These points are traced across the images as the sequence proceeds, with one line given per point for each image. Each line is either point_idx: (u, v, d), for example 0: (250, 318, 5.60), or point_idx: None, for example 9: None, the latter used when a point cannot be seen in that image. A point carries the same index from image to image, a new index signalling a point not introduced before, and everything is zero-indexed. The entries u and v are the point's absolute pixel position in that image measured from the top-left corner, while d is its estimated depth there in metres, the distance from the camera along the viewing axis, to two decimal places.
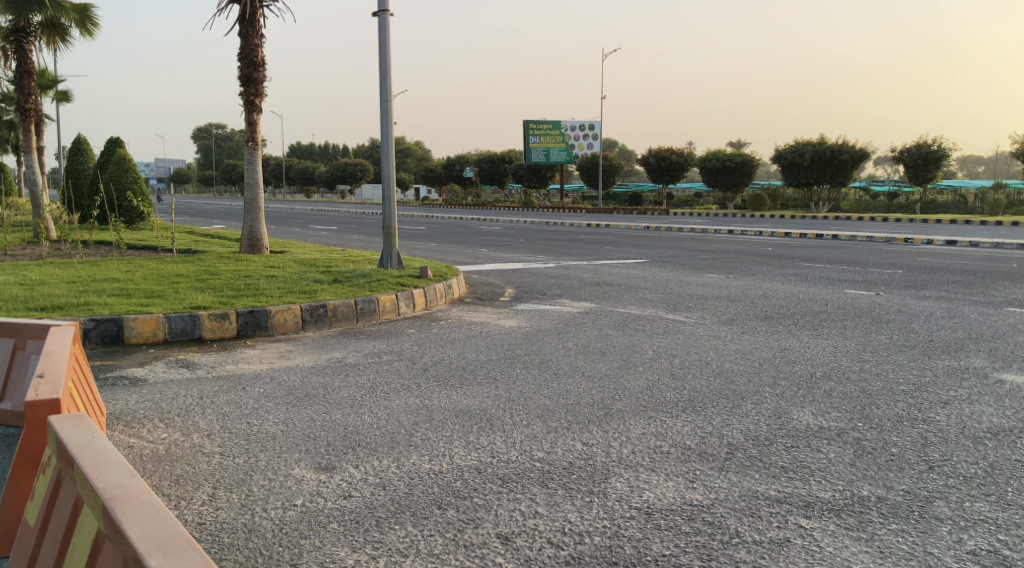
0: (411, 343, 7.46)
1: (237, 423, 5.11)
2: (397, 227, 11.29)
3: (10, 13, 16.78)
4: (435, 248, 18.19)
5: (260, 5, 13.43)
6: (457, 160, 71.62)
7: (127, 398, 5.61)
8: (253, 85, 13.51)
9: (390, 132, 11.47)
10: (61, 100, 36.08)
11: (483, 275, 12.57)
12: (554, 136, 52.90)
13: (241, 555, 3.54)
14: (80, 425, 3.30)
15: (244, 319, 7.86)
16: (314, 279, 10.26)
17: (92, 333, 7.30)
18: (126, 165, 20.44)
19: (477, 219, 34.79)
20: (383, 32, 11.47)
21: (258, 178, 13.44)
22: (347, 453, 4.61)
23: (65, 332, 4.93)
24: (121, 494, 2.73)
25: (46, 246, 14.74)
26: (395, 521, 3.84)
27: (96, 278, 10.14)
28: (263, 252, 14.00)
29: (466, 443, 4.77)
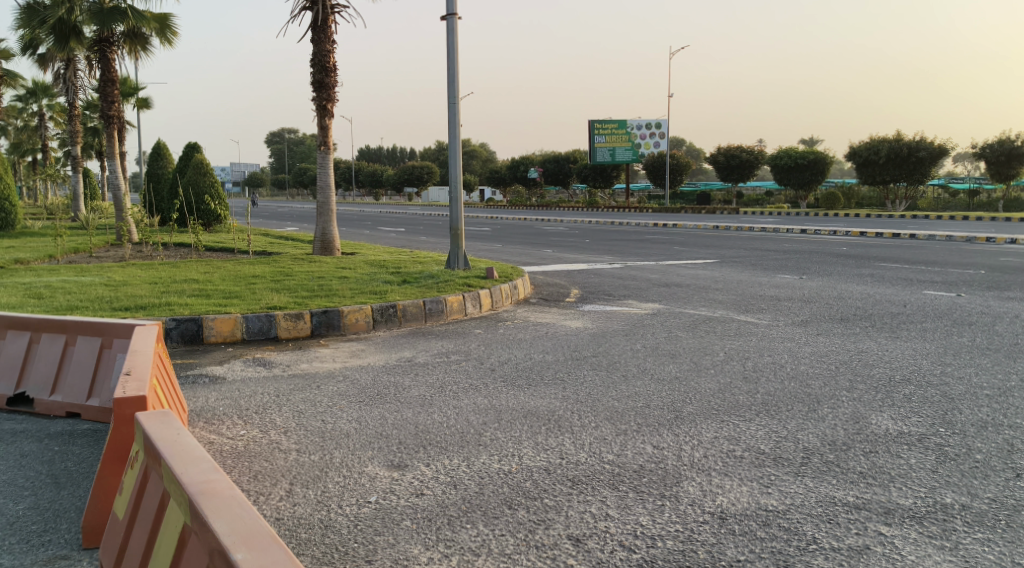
0: (479, 343, 7.51)
1: (312, 421, 5.22)
2: (464, 229, 11.37)
3: (94, 23, 17.45)
4: (502, 249, 18.26)
5: (332, 11, 13.68)
6: (522, 161, 71.83)
7: (206, 395, 5.78)
8: (325, 90, 13.78)
9: (458, 135, 11.55)
10: (140, 107, 37.24)
11: (550, 276, 12.65)
12: (620, 135, 52.56)
13: (318, 551, 3.61)
14: (165, 421, 3.41)
15: (318, 319, 8.02)
16: (384, 280, 10.46)
17: (173, 332, 7.53)
18: (204, 169, 21.00)
19: (543, 220, 34.78)
20: (451, 35, 11.58)
21: (330, 181, 13.71)
22: (418, 452, 4.67)
23: (149, 332, 5.10)
24: (206, 488, 2.82)
25: (129, 248, 15.33)
26: (466, 520, 3.87)
27: (177, 279, 10.47)
28: (335, 253, 14.28)
29: (536, 444, 4.78)
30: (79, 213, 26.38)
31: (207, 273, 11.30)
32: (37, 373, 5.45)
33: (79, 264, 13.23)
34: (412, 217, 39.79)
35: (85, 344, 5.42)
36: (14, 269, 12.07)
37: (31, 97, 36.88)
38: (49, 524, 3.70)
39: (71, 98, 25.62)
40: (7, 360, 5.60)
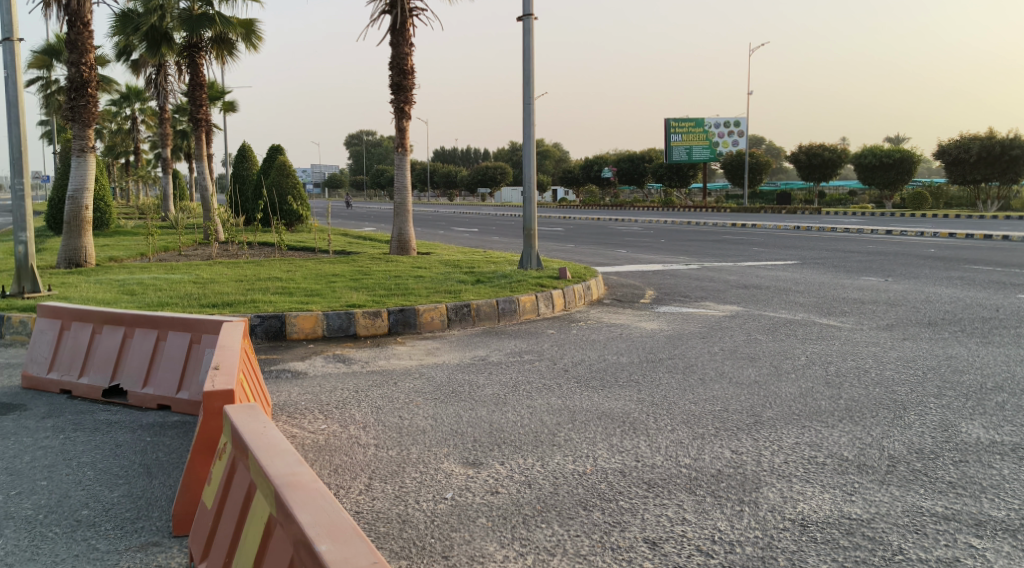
0: (552, 343, 7.52)
1: (389, 417, 5.31)
2: (538, 229, 11.37)
3: (183, 30, 18.16)
4: (577, 249, 18.22)
5: (410, 15, 13.86)
6: (596, 161, 71.53)
7: (289, 390, 5.93)
8: (403, 93, 13.98)
9: (532, 136, 11.57)
10: (226, 111, 38.34)
11: (625, 276, 12.55)
12: (697, 134, 51.84)
13: (396, 545, 3.67)
14: (252, 415, 3.51)
15: (395, 317, 8.15)
16: (458, 279, 10.53)
17: (258, 328, 7.75)
18: (287, 171, 21.53)
19: (618, 220, 34.55)
20: (527, 36, 11.62)
21: (407, 182, 13.88)
22: (493, 450, 4.70)
23: (235, 328, 5.26)
24: (292, 481, 2.89)
25: (215, 247, 15.80)
26: (542, 519, 3.88)
27: (260, 278, 10.75)
28: (411, 253, 14.47)
29: (610, 446, 4.76)
30: (168, 213, 27.31)
31: (289, 271, 11.57)
32: (131, 366, 5.68)
33: (169, 262, 13.70)
34: (487, 217, 40.01)
35: (176, 338, 5.63)
36: (109, 267, 12.57)
37: (124, 101, 38.34)
38: (141, 512, 3.85)
39: (161, 102, 26.59)
40: (103, 354, 5.83)
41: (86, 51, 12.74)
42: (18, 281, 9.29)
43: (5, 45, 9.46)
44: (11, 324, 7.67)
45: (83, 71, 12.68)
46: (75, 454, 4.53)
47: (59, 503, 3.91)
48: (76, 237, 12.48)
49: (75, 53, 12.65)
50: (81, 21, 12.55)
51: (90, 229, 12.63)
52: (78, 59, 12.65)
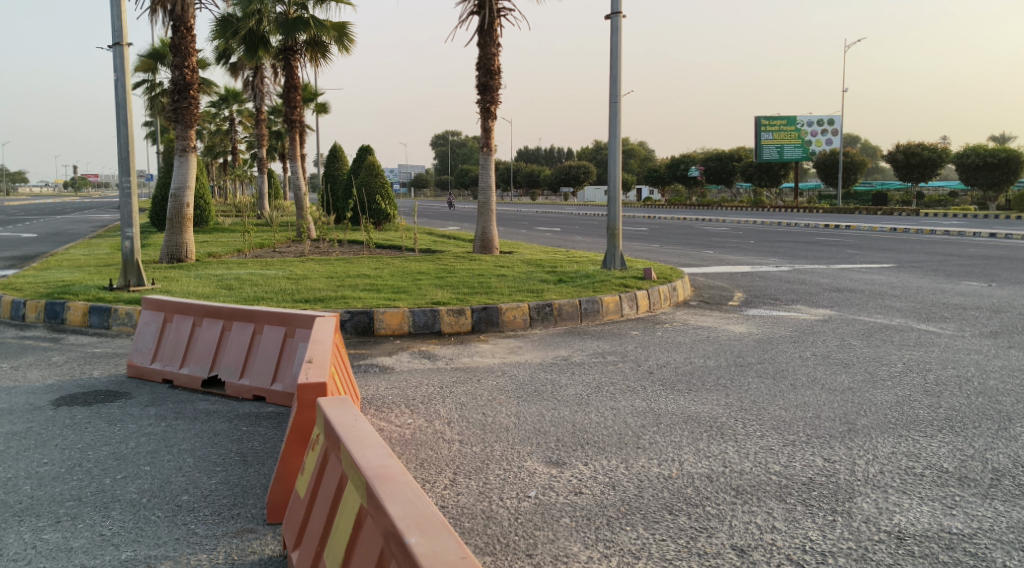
0: (636, 345, 7.45)
1: (473, 414, 5.36)
2: (622, 228, 11.28)
3: (279, 34, 18.77)
4: (662, 250, 17.99)
5: (498, 15, 13.94)
6: (682, 160, 70.48)
7: (377, 384, 6.07)
8: (489, 93, 14.07)
9: (618, 135, 11.50)
10: (318, 112, 39.25)
11: (711, 278, 12.35)
12: (789, 132, 50.51)
13: (481, 540, 3.70)
14: (345, 407, 3.58)
15: (479, 314, 8.22)
16: (541, 279, 10.52)
17: (347, 323, 7.93)
18: (376, 170, 21.94)
19: (705, 220, 33.94)
20: (615, 34, 11.55)
21: (491, 181, 13.94)
22: (576, 450, 4.69)
23: (327, 322, 5.40)
24: (382, 473, 2.95)
25: (307, 244, 16.34)
26: (626, 522, 3.86)
27: (350, 274, 10.98)
28: (494, 252, 14.53)
29: (697, 450, 4.69)
30: (262, 211, 28.13)
31: (377, 268, 11.80)
32: (228, 358, 5.88)
33: (264, 259, 14.05)
34: (572, 217, 39.89)
35: (271, 332, 5.81)
36: (208, 262, 13.02)
37: (223, 103, 39.68)
38: (238, 498, 3.99)
39: (258, 104, 27.40)
40: (202, 346, 6.06)
41: (189, 55, 13.26)
42: (124, 275, 9.71)
43: (115, 49, 9.92)
44: (118, 316, 8.04)
45: (186, 74, 13.20)
46: (175, 441, 4.73)
47: (161, 488, 4.08)
48: (177, 234, 12.98)
49: (179, 56, 13.17)
50: (184, 26, 13.07)
51: (190, 227, 13.12)
52: (181, 62, 13.17)
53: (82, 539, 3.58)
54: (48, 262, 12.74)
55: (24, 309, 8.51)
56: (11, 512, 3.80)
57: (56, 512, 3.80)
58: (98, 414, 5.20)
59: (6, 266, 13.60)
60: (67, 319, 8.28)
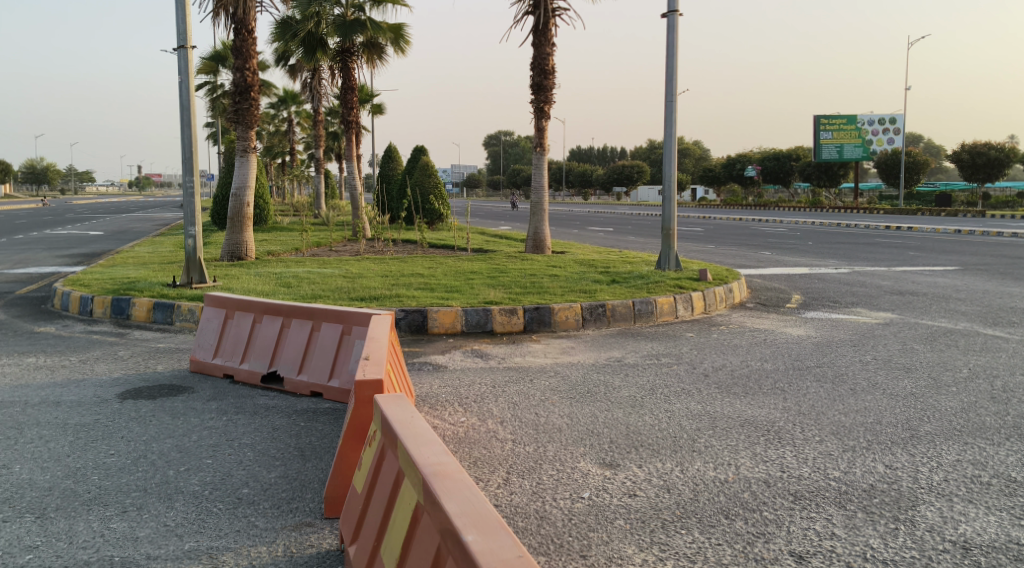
0: (691, 347, 7.38)
1: (526, 413, 5.37)
2: (677, 229, 11.17)
3: (337, 36, 19.03)
4: (718, 251, 17.78)
5: (553, 15, 13.93)
6: (737, 160, 69.55)
7: (431, 382, 6.11)
8: (543, 93, 14.07)
9: (673, 135, 11.39)
10: (373, 113, 39.64)
11: (768, 279, 12.18)
12: (849, 131, 49.44)
13: (534, 540, 3.70)
14: (401, 405, 3.62)
15: (531, 315, 8.23)
16: (594, 279, 10.50)
17: (401, 321, 8.02)
18: (430, 170, 22.10)
19: (761, 220, 33.47)
20: (671, 33, 11.46)
21: (543, 181, 13.93)
22: (630, 452, 4.67)
23: (383, 320, 5.46)
24: (439, 471, 2.97)
25: (363, 243, 16.47)
26: (681, 525, 3.82)
27: (404, 273, 11.07)
28: (546, 252, 14.52)
29: (754, 454, 4.63)
30: (318, 211, 28.52)
31: (430, 268, 11.88)
32: (287, 354, 5.98)
33: (321, 258, 14.25)
34: (626, 217, 39.59)
35: (328, 330, 5.89)
36: (267, 260, 13.24)
37: (281, 104, 40.34)
38: (296, 493, 4.06)
39: (315, 105, 27.81)
40: (262, 342, 6.17)
41: (250, 57, 13.51)
42: (187, 272, 9.94)
43: (180, 52, 10.16)
44: (180, 313, 8.25)
45: (247, 76, 13.44)
46: (236, 435, 4.82)
47: (223, 481, 4.17)
48: (237, 233, 13.24)
49: (240, 59, 13.43)
50: (246, 28, 13.33)
51: (250, 225, 13.37)
52: (242, 64, 13.42)
53: (148, 529, 3.68)
54: (114, 259, 13.10)
55: (92, 305, 8.77)
56: (80, 501, 3.91)
57: (122, 502, 3.91)
58: (162, 408, 5.33)
59: (74, 263, 14.01)
60: (133, 314, 8.51)
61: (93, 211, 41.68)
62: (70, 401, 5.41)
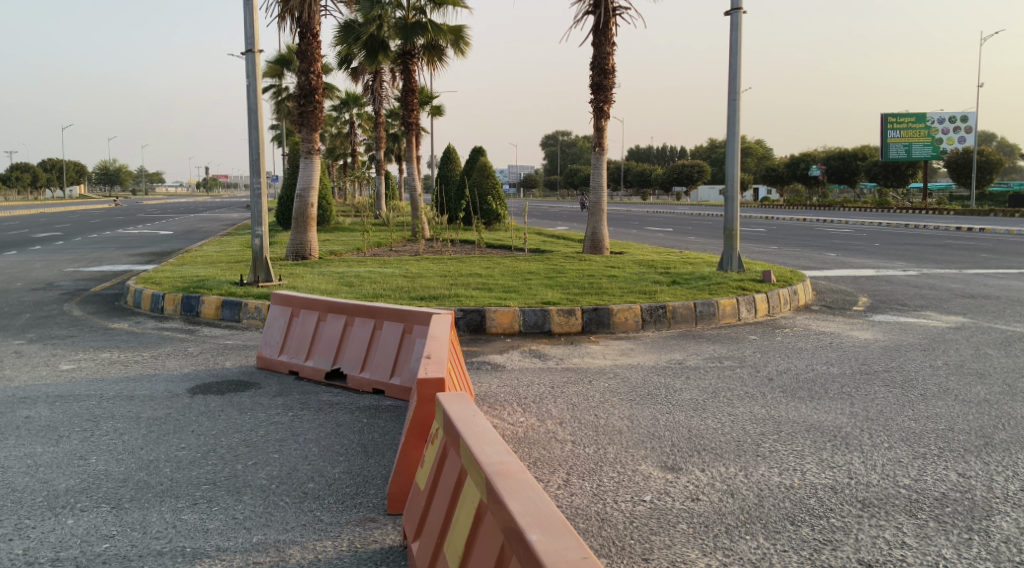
0: (753, 350, 7.28)
1: (586, 415, 5.35)
2: (739, 229, 11.01)
3: (399, 38, 19.23)
4: (781, 252, 17.48)
5: (614, 14, 13.86)
6: (801, 159, 68.28)
7: (490, 382, 6.13)
8: (603, 92, 14.01)
9: (736, 135, 11.23)
10: (433, 115, 39.93)
11: (833, 282, 11.93)
12: (918, 129, 48.07)
13: (596, 542, 3.69)
14: (463, 403, 3.64)
15: (589, 315, 8.20)
16: (654, 280, 10.42)
17: (460, 321, 8.08)
18: (488, 171, 22.19)
19: (826, 221, 32.81)
20: (734, 31, 11.31)
21: (602, 181, 13.87)
22: (693, 456, 4.62)
23: (443, 320, 5.50)
24: (502, 470, 2.98)
25: (422, 243, 16.62)
26: (746, 530, 3.77)
27: (462, 273, 11.13)
28: (604, 252, 14.45)
29: (820, 460, 4.54)
30: (378, 212, 28.86)
31: (489, 268, 11.92)
32: (351, 352, 6.06)
33: (381, 259, 14.41)
34: (685, 217, 39.16)
35: (390, 328, 5.96)
36: (330, 260, 13.45)
37: (343, 106, 40.92)
38: (359, 488, 4.12)
39: (376, 107, 28.15)
40: (326, 340, 6.27)
41: (314, 60, 13.74)
42: (253, 271, 10.16)
43: (248, 56, 10.38)
44: (248, 310, 8.44)
45: (312, 79, 13.70)
46: (302, 431, 4.91)
47: (289, 475, 4.25)
48: (301, 233, 13.48)
49: (305, 62, 13.68)
50: (311, 32, 13.55)
51: (314, 226, 13.59)
52: (307, 68, 13.68)
53: (217, 521, 3.77)
54: (183, 258, 13.44)
55: (163, 302, 9.03)
56: (153, 493, 4.03)
57: (193, 495, 4.02)
58: (230, 403, 5.46)
59: (146, 261, 14.42)
60: (202, 312, 8.73)
61: (164, 211, 42.90)
62: (143, 395, 5.57)
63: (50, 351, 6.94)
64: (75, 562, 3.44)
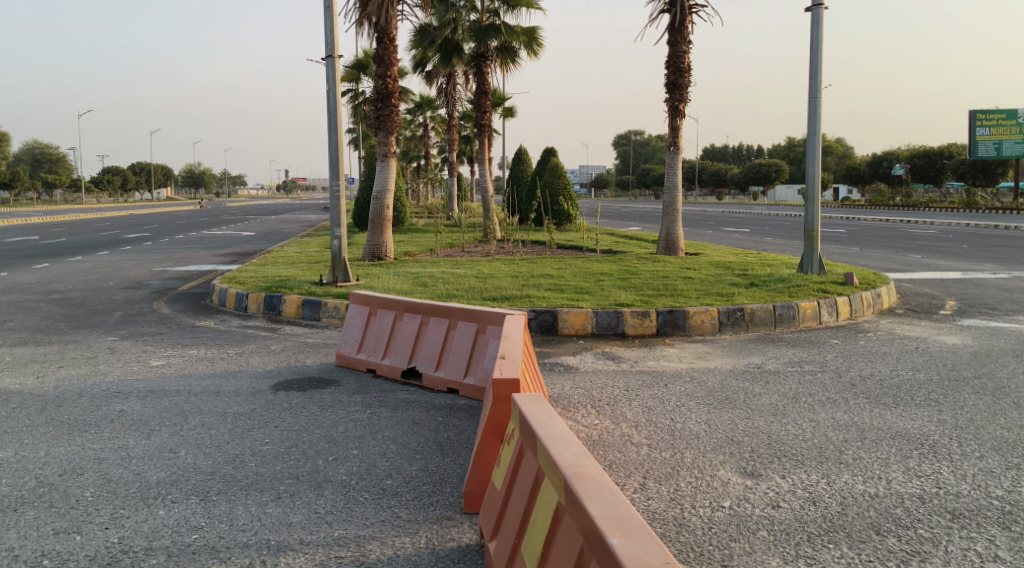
0: (835, 354, 7.10)
1: (662, 418, 5.30)
2: (820, 230, 10.73)
3: (473, 41, 19.38)
4: (862, 254, 17.02)
5: (690, 12, 13.71)
6: (883, 158, 66.35)
7: (564, 383, 6.13)
8: (679, 91, 13.86)
9: (816, 133, 10.98)
10: (506, 116, 40.11)
11: (918, 285, 11.56)
12: (1009, 127, 46.10)
13: (674, 547, 3.65)
14: (539, 404, 3.65)
15: (664, 318, 8.12)
16: (730, 282, 10.25)
17: (533, 322, 8.10)
18: (560, 172, 22.18)
19: (910, 221, 31.78)
20: (815, 27, 11.06)
21: (677, 182, 13.71)
22: (773, 462, 4.54)
23: (517, 320, 5.52)
24: (580, 472, 2.98)
25: (493, 244, 16.87)
26: (829, 539, 3.69)
27: (535, 274, 11.14)
28: (679, 253, 14.28)
29: (906, 469, 4.41)
30: (452, 213, 29.13)
31: (561, 269, 11.91)
32: (426, 351, 6.14)
33: (454, 259, 14.51)
34: (763, 218, 38.42)
35: (465, 328, 6.03)
36: (406, 261, 13.64)
37: (418, 110, 41.42)
38: (436, 486, 4.16)
39: (450, 110, 28.42)
40: (402, 339, 6.36)
41: (391, 64, 13.94)
42: (332, 271, 10.35)
43: (328, 61, 10.60)
44: (327, 309, 8.62)
45: (388, 83, 13.91)
46: (380, 428, 5.00)
47: (368, 471, 4.33)
48: (378, 234, 13.68)
49: (382, 67, 13.89)
50: (388, 37, 13.76)
51: (389, 227, 13.79)
52: (384, 72, 13.90)
53: (300, 515, 3.86)
54: (265, 259, 13.80)
55: (246, 301, 9.28)
56: (239, 486, 4.15)
57: (277, 488, 4.12)
58: (311, 400, 5.58)
59: (230, 261, 14.84)
60: (284, 310, 8.95)
61: (245, 213, 44.20)
62: (228, 391, 5.74)
63: (141, 347, 7.20)
64: (167, 551, 3.56)
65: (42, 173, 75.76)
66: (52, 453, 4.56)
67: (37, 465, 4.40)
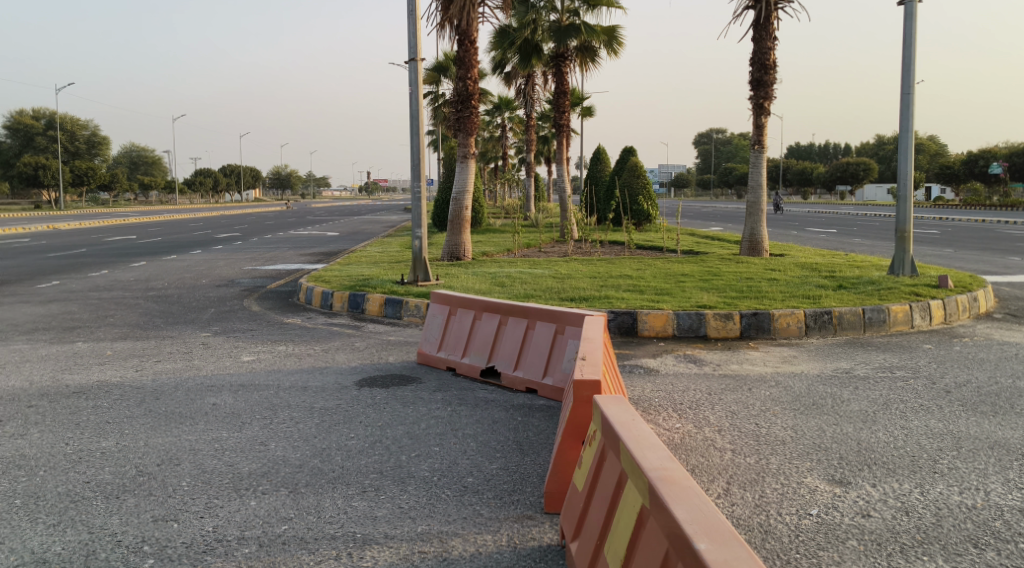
0: (928, 360, 6.85)
1: (746, 423, 5.20)
2: (913, 231, 10.35)
3: (553, 41, 19.38)
4: (956, 256, 16.36)
5: (775, 8, 13.43)
6: (979, 156, 63.69)
7: (644, 386, 6.08)
8: (763, 88, 13.58)
9: (908, 130, 10.63)
10: (585, 116, 39.97)
11: (1017, 288, 11.05)
12: None
13: (761, 554, 3.59)
14: (621, 405, 3.63)
15: (748, 320, 7.97)
16: (817, 284, 10.00)
17: (612, 323, 8.06)
18: (640, 172, 21.98)
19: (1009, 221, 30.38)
20: (908, 21, 10.70)
21: (761, 181, 13.44)
22: (863, 470, 4.41)
23: (596, 321, 5.50)
24: (665, 475, 2.95)
25: (571, 244, 16.90)
26: (923, 551, 3.56)
27: (614, 275, 11.07)
28: (763, 254, 13.99)
29: (1006, 480, 4.23)
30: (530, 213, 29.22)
31: (640, 270, 11.81)
32: (504, 351, 6.17)
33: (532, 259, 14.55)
34: (851, 217, 37.28)
35: (543, 328, 6.04)
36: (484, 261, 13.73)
37: (496, 111, 41.58)
38: (516, 486, 4.18)
39: (529, 111, 28.45)
40: (482, 338, 6.42)
41: (472, 66, 14.05)
42: (414, 271, 10.48)
43: (411, 65, 10.76)
44: (409, 308, 8.74)
45: (469, 85, 14.03)
46: (461, 425, 5.05)
47: (450, 468, 4.38)
48: (457, 234, 13.79)
49: (463, 69, 14.02)
50: (469, 39, 13.86)
51: (468, 228, 13.90)
52: (464, 74, 14.01)
53: (385, 510, 3.93)
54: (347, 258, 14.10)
55: (331, 300, 9.49)
56: (326, 479, 4.25)
57: (362, 483, 4.20)
58: (394, 397, 5.67)
59: (315, 261, 15.19)
60: (367, 309, 9.12)
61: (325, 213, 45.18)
62: (315, 387, 5.88)
63: (232, 343, 7.43)
64: (259, 541, 3.67)
65: (137, 176, 78.87)
66: (150, 444, 4.75)
67: (137, 454, 4.59)
